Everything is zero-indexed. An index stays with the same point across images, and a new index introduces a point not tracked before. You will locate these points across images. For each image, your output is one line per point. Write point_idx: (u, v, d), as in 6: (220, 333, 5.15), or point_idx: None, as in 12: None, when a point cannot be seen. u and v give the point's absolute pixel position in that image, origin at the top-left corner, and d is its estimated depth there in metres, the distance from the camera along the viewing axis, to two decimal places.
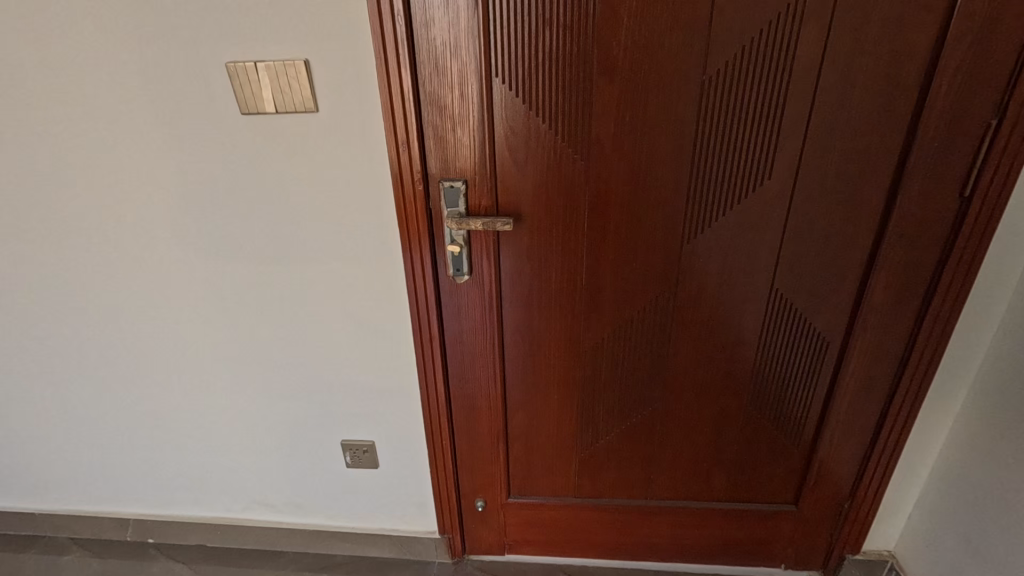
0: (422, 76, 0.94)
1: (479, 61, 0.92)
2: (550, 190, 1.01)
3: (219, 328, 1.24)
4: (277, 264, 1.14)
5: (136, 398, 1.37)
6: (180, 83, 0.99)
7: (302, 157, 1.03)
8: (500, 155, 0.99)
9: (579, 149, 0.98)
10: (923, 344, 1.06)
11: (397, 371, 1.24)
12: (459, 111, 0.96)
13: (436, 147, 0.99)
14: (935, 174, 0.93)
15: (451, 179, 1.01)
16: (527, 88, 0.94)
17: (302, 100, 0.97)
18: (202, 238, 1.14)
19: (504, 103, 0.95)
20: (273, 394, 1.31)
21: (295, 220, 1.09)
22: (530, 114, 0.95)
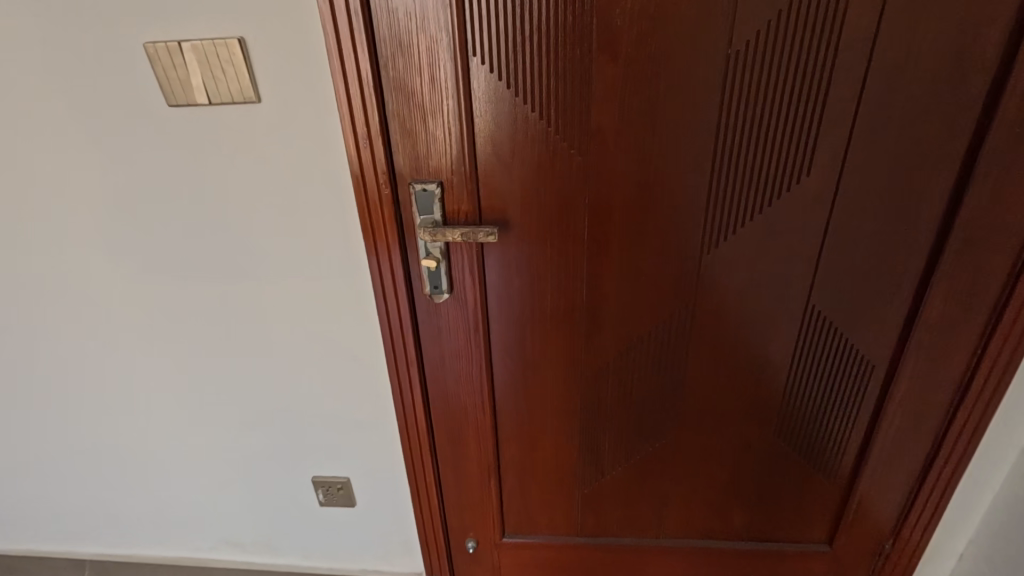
0: (383, 56, 0.77)
1: (452, 37, 0.75)
2: (543, 192, 0.84)
3: (168, 357, 1.08)
4: (228, 283, 0.98)
5: (79, 433, 1.21)
6: (90, 71, 0.81)
7: (247, 158, 0.86)
8: (482, 153, 0.82)
9: (576, 143, 0.81)
10: (987, 368, 0.90)
11: (372, 403, 1.07)
12: (430, 99, 0.79)
13: (405, 143, 0.82)
14: (1013, 168, 0.76)
15: (423, 181, 0.84)
16: (512, 70, 0.77)
17: (241, 88, 0.79)
18: (138, 255, 0.96)
19: (485, 89, 0.78)
20: (235, 427, 1.15)
21: (245, 232, 0.92)
22: (516, 102, 0.79)
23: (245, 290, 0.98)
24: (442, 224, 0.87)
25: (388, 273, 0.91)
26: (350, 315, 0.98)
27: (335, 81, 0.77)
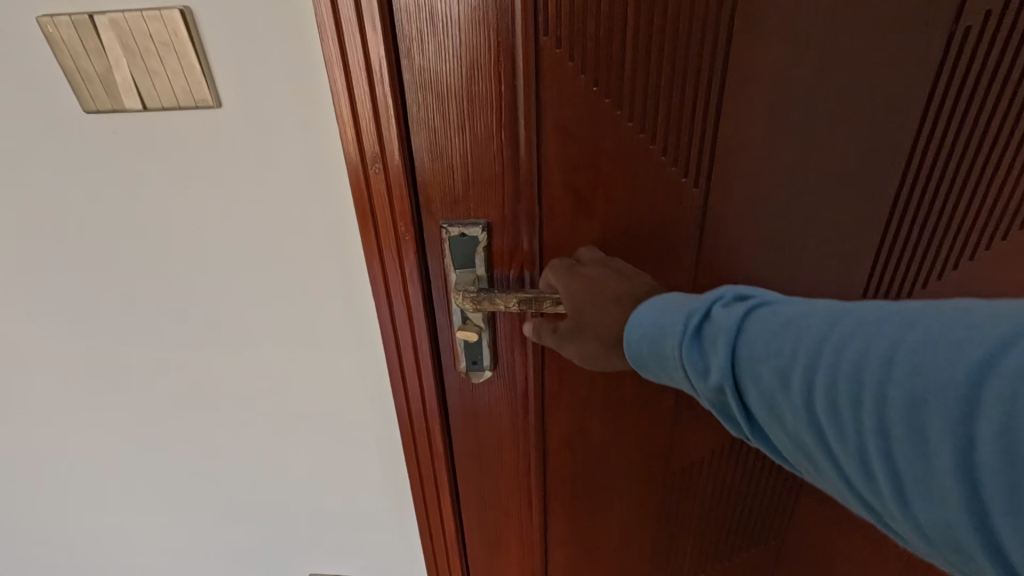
0: (406, 49, 0.51)
1: (514, 19, 0.49)
2: (634, 239, 0.59)
3: (109, 453, 0.80)
4: (187, 358, 0.71)
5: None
6: None
7: (205, 191, 0.59)
8: (549, 188, 0.56)
9: (692, 176, 0.55)
10: None
11: (387, 499, 0.82)
12: (475, 113, 0.53)
13: (436, 175, 0.57)
14: None
15: (462, 224, 0.59)
16: (605, 68, 0.50)
17: (189, 87, 0.52)
18: (57, 326, 0.69)
19: (559, 97, 0.52)
20: (207, 532, 0.89)
21: (209, 292, 0.65)
22: (606, 118, 0.52)
23: (213, 366, 0.71)
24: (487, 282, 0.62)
25: (412, 351, 0.66)
26: (357, 394, 0.73)
27: (332, 86, 0.51)
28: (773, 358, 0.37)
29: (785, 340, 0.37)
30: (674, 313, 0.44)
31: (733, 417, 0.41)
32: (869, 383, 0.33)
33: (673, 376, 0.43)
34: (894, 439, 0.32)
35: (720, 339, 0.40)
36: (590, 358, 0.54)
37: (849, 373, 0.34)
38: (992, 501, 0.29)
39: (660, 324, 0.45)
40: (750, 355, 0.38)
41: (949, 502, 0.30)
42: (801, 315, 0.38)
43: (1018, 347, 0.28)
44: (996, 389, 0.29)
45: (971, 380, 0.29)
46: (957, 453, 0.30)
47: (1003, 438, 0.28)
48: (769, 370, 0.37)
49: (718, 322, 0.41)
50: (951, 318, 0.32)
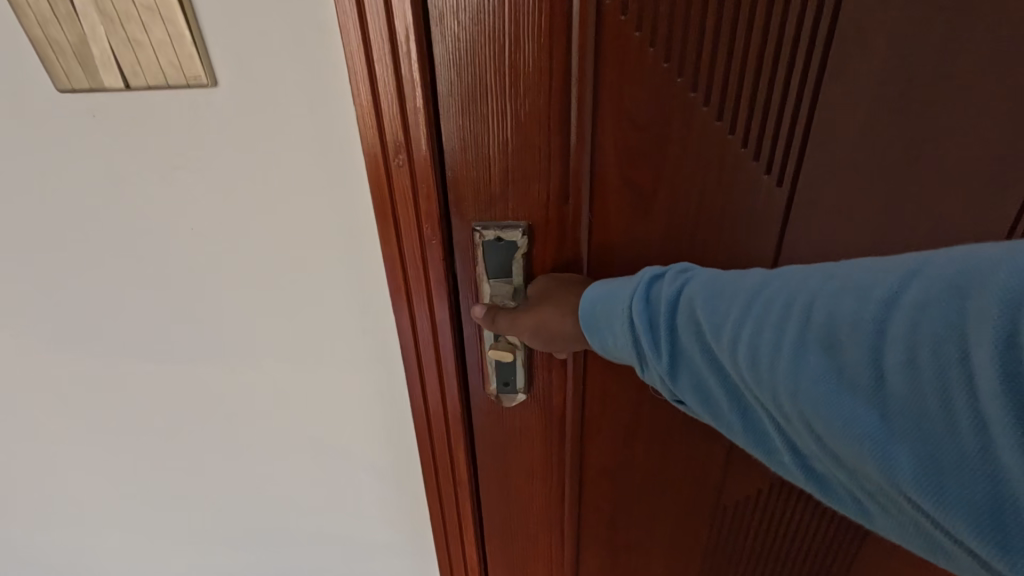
0: (441, 17, 0.42)
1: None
2: (697, 244, 0.51)
3: (101, 474, 0.73)
4: (183, 372, 0.63)
5: None
6: None
7: (201, 186, 0.51)
8: (603, 183, 0.48)
9: (770, 168, 0.48)
10: None
11: (405, 524, 0.75)
12: (521, 97, 0.45)
13: (470, 171, 0.49)
14: None
15: (499, 227, 0.50)
16: (681, 41, 0.42)
17: (179, 63, 0.44)
18: (39, 336, 0.61)
19: (622, 78, 0.44)
20: (208, 557, 0.81)
21: (207, 301, 0.58)
22: (676, 102, 0.44)
23: (212, 382, 0.64)
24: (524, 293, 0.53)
25: (435, 369, 0.58)
26: (372, 414, 0.65)
27: (350, 63, 0.43)
28: (708, 321, 0.36)
29: (717, 297, 0.36)
30: (622, 287, 0.43)
31: (663, 381, 0.40)
32: (788, 330, 0.32)
33: (617, 342, 0.42)
34: (802, 380, 0.32)
35: (664, 302, 0.39)
36: (544, 338, 0.49)
37: (767, 325, 0.33)
38: (898, 432, 0.30)
39: (611, 293, 0.43)
40: (686, 314, 0.38)
41: (854, 437, 0.31)
42: (732, 276, 0.38)
43: (918, 280, 0.29)
44: (899, 321, 0.29)
45: (878, 315, 0.30)
46: (871, 386, 0.30)
47: (909, 369, 0.29)
48: (704, 324, 0.36)
49: (658, 291, 0.40)
50: (861, 266, 0.32)
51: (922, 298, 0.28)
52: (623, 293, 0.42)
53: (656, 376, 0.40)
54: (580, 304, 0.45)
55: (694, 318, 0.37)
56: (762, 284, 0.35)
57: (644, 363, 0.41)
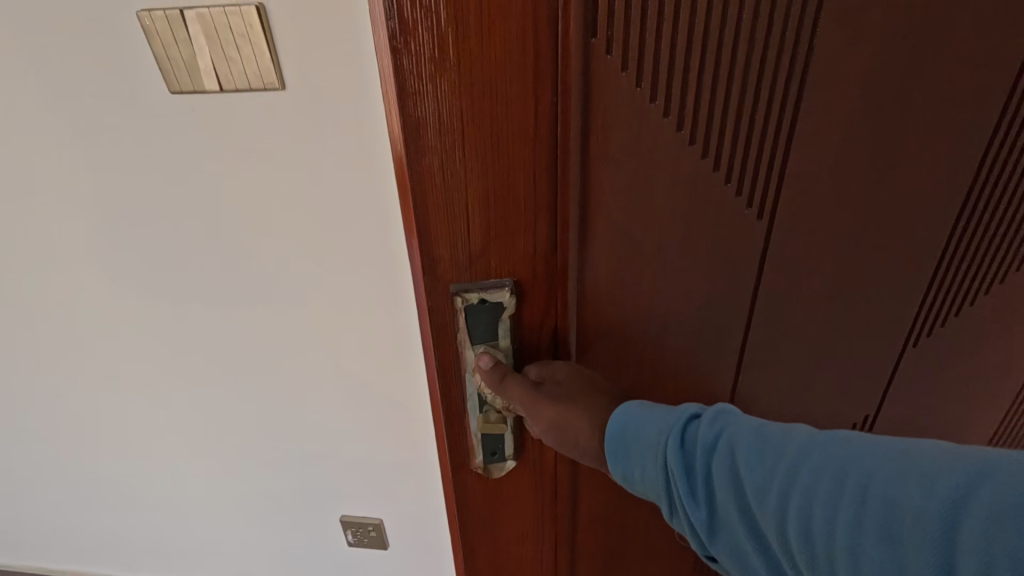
0: (426, 82, 0.48)
1: (558, 40, 0.47)
2: (655, 259, 0.60)
3: (170, 388, 0.93)
4: (240, 311, 0.81)
5: (81, 458, 1.07)
6: (67, 47, 0.61)
7: (268, 163, 0.68)
8: (592, 219, 0.57)
9: (737, 183, 0.58)
10: None
11: (414, 447, 0.93)
12: (511, 140, 0.51)
13: (461, 216, 0.55)
14: None
15: (483, 289, 0.59)
16: (653, 81, 0.50)
17: (260, 72, 0.61)
18: (130, 276, 0.80)
19: (605, 118, 0.51)
20: (248, 465, 1.01)
21: (267, 254, 0.75)
22: (653, 131, 0.53)
23: (262, 320, 0.82)
24: (511, 353, 0.64)
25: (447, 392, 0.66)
26: (393, 349, 0.83)
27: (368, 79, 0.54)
28: (751, 479, 0.41)
29: (761, 462, 0.41)
30: (652, 423, 0.49)
31: (697, 527, 0.45)
32: (841, 510, 0.37)
33: (643, 474, 0.49)
34: (854, 560, 0.36)
35: (699, 447, 0.45)
36: (560, 432, 0.58)
37: (814, 495, 0.38)
38: None
39: (642, 422, 0.50)
40: (723, 454, 0.43)
41: None
42: (771, 429, 0.43)
43: (984, 485, 0.32)
44: (972, 527, 0.32)
45: (944, 515, 0.33)
46: None
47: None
48: (747, 484, 0.41)
49: (695, 435, 0.46)
50: (913, 451, 0.36)
51: (987, 513, 0.31)
52: (656, 430, 0.49)
53: (688, 528, 0.46)
54: (607, 426, 0.53)
55: (735, 475, 0.43)
56: (804, 451, 0.40)
57: (681, 509, 0.46)
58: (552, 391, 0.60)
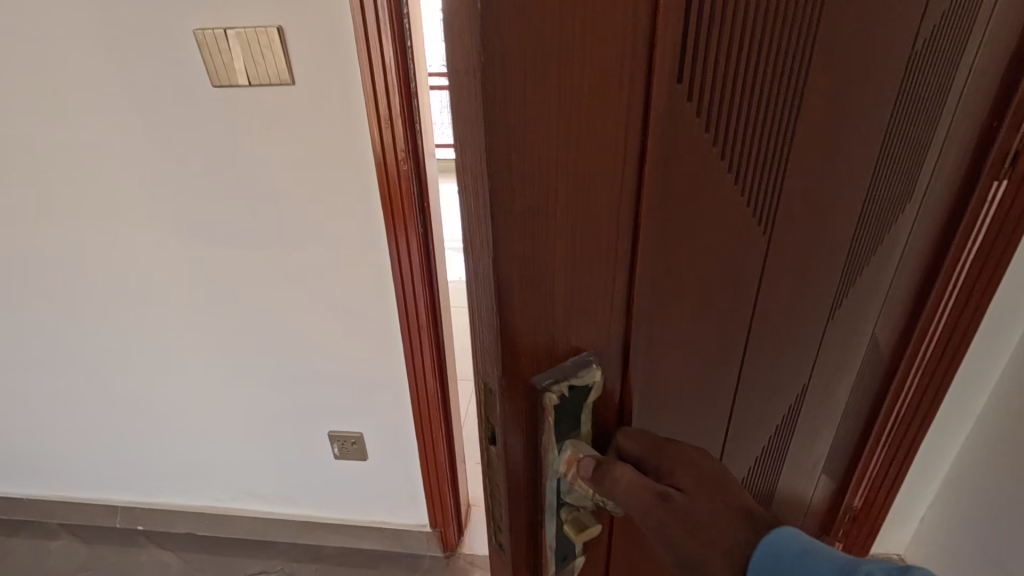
0: (521, 87, 0.25)
1: (658, 35, 0.27)
2: (708, 322, 0.42)
3: (195, 318, 1.18)
4: (256, 250, 1.08)
5: (116, 388, 1.32)
6: (152, 59, 0.91)
7: (281, 139, 0.96)
8: (658, 289, 0.35)
9: (768, 229, 0.44)
10: (941, 370, 1.00)
11: (388, 366, 1.19)
12: (597, 222, 0.30)
13: (545, 302, 0.31)
14: (991, 229, 0.86)
15: (568, 370, 0.34)
16: (715, 105, 0.33)
17: (277, 72, 0.90)
18: (174, 222, 1.07)
19: (683, 146, 0.32)
20: (255, 386, 1.26)
21: (277, 209, 1.03)
22: (722, 172, 0.36)
23: (272, 258, 1.08)
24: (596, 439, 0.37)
25: (510, 531, 0.39)
26: (369, 283, 1.09)
27: (361, 66, 0.87)
28: None
29: None
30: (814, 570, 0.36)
31: None
32: None
33: None
34: None
35: None
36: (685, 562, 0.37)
37: None
38: None
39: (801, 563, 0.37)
40: None
41: None
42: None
43: None
44: None
45: None
46: None
47: None
48: None
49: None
50: None
51: None
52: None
53: None
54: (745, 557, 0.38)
55: None
56: None
57: None
58: (684, 505, 0.36)
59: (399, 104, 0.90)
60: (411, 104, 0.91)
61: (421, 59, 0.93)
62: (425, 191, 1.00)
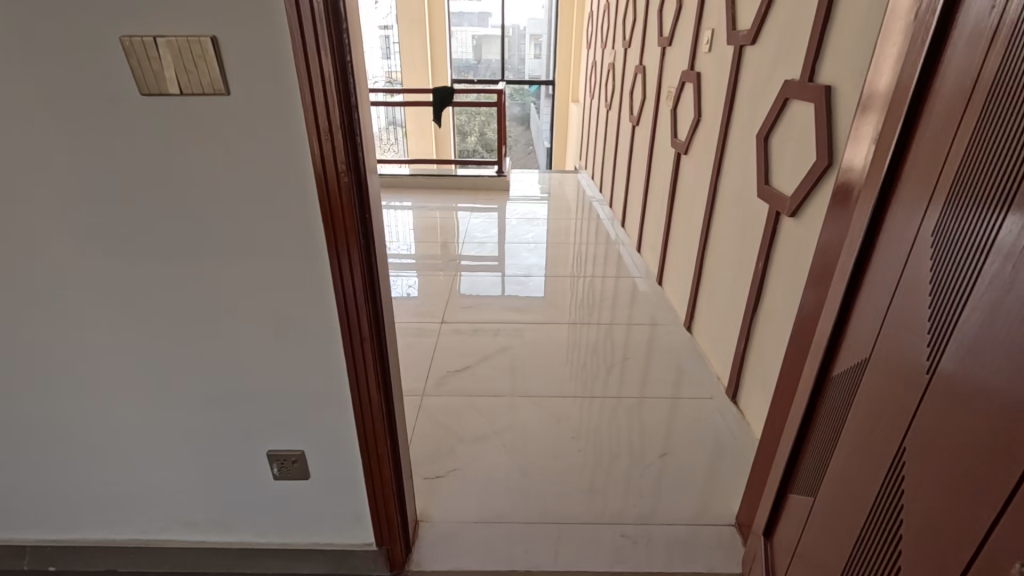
0: None
1: None
2: None
3: (119, 337, 1.12)
4: (189, 264, 1.04)
5: (24, 416, 1.22)
6: (71, 67, 0.88)
7: (214, 150, 0.94)
8: None
9: None
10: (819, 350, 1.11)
11: (329, 382, 1.17)
12: None
13: None
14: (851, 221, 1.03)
15: None
16: None
17: (211, 82, 0.88)
18: (95, 235, 1.01)
19: None
20: (188, 407, 1.21)
21: (209, 223, 1.00)
22: None
23: (206, 272, 1.05)
24: None
25: None
26: (307, 295, 1.07)
27: (300, 77, 0.87)
28: None
29: None
30: None
31: None
32: None
33: None
34: None
35: None
36: None
37: None
38: None
39: None
40: None
41: None
42: None
43: None
44: None
45: None
46: None
47: None
48: None
49: None
50: None
51: None
52: None
53: None
54: None
55: None
56: None
57: None
58: None
59: (338, 117, 0.90)
60: (351, 116, 0.92)
61: (360, 76, 0.94)
62: (367, 204, 1.01)
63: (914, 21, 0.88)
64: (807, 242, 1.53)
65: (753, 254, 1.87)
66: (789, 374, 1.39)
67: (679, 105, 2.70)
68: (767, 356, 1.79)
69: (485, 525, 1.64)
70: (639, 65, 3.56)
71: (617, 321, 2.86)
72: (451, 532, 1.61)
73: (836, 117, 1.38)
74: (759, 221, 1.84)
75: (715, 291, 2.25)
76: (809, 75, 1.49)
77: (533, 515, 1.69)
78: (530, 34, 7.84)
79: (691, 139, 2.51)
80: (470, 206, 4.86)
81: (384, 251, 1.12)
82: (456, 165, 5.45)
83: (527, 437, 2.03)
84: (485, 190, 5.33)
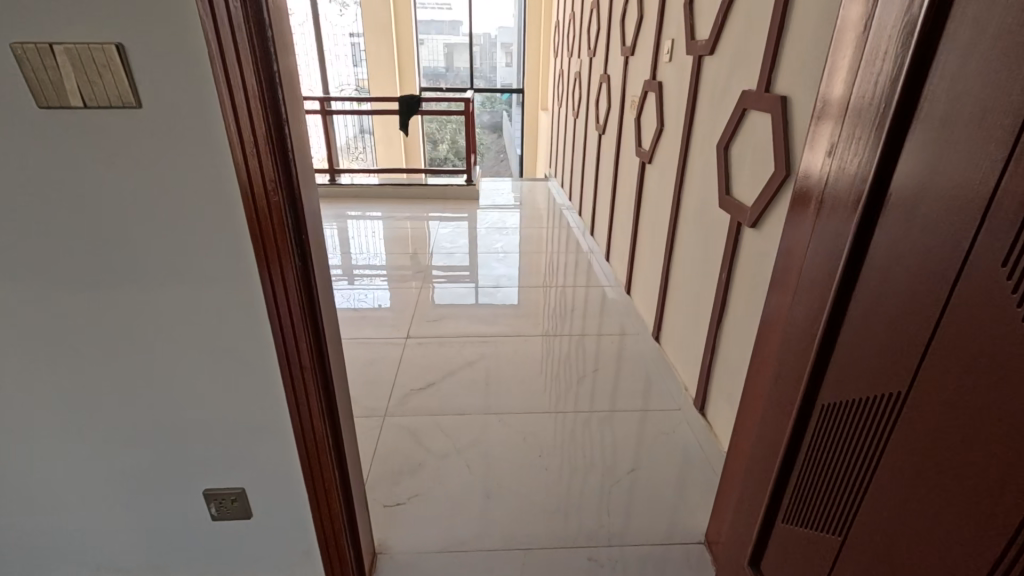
0: None
1: None
2: None
3: (28, 374, 1.02)
4: (103, 294, 0.95)
5: None
6: None
7: (127, 172, 0.86)
8: None
9: None
10: (800, 365, 1.06)
11: (268, 415, 1.09)
12: None
13: None
14: (826, 233, 0.98)
15: None
16: None
17: (119, 93, 0.80)
18: None
19: None
20: (111, 447, 1.11)
21: (124, 249, 0.92)
22: None
23: (124, 302, 0.96)
24: None
25: None
26: (241, 324, 0.99)
27: (222, 84, 0.80)
28: None
29: None
30: None
31: None
32: None
33: None
34: None
35: None
36: None
37: None
38: None
39: None
40: None
41: None
42: None
43: None
44: None
45: None
46: None
47: None
48: None
49: None
50: None
51: None
52: None
53: None
54: None
55: None
56: None
57: None
58: None
59: (265, 126, 0.83)
60: (280, 125, 0.85)
61: (291, 89, 0.88)
62: (302, 221, 0.93)
63: (869, 26, 0.86)
64: (766, 252, 1.52)
65: (716, 265, 1.86)
66: (755, 388, 1.36)
67: (643, 115, 2.69)
68: (732, 366, 1.77)
69: (448, 555, 1.57)
70: (604, 75, 3.56)
71: (587, 332, 2.81)
72: (411, 564, 1.53)
73: (793, 127, 1.37)
74: (720, 232, 1.83)
75: (680, 302, 2.23)
76: (765, 86, 1.48)
77: (498, 540, 1.63)
78: (500, 44, 7.83)
79: (654, 149, 2.50)
80: (439, 216, 4.79)
81: (325, 273, 1.05)
82: (425, 175, 5.37)
83: (495, 457, 1.96)
84: (454, 199, 5.26)
